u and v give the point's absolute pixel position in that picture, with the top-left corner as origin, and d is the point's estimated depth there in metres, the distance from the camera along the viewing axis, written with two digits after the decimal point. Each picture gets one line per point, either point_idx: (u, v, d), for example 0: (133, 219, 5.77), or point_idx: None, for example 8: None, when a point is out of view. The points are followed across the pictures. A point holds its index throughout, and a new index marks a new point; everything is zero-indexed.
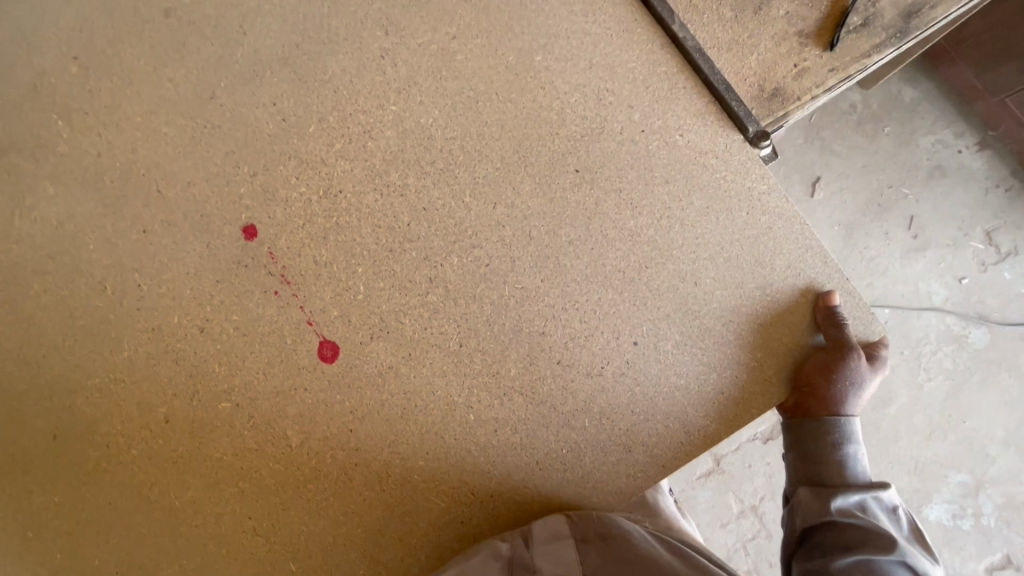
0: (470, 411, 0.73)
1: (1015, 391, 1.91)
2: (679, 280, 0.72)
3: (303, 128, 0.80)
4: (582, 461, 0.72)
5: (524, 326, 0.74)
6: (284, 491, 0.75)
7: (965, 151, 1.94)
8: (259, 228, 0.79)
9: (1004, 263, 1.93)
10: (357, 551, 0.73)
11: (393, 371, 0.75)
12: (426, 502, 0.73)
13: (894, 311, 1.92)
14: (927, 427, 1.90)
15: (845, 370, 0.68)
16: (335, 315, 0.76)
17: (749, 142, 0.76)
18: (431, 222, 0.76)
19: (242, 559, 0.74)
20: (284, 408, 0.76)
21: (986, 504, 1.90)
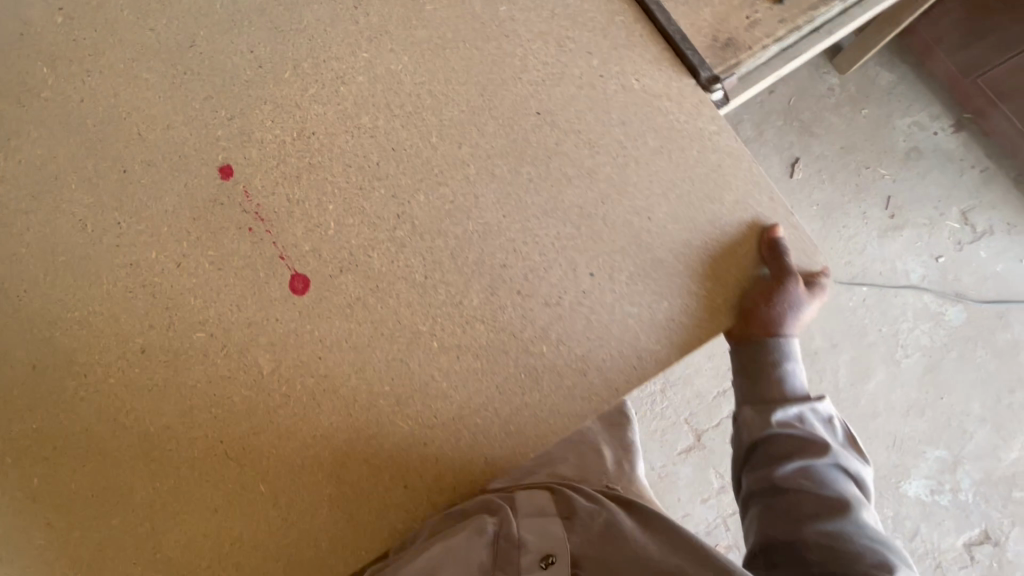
0: (435, 339, 0.77)
1: (991, 367, 1.93)
2: (633, 215, 0.76)
3: (278, 74, 0.83)
4: (540, 384, 0.76)
5: (486, 259, 0.77)
6: (256, 415, 0.78)
7: (941, 133, 2.00)
8: (235, 168, 0.82)
9: (980, 242, 1.97)
10: (325, 472, 0.77)
11: (361, 303, 0.78)
12: (391, 426, 0.77)
13: (871, 289, 1.95)
14: (905, 404, 1.92)
15: (785, 296, 0.72)
16: (307, 250, 0.80)
17: (702, 88, 0.80)
18: (400, 161, 0.80)
19: (215, 480, 0.77)
20: (256, 337, 0.79)
21: (965, 480, 1.90)
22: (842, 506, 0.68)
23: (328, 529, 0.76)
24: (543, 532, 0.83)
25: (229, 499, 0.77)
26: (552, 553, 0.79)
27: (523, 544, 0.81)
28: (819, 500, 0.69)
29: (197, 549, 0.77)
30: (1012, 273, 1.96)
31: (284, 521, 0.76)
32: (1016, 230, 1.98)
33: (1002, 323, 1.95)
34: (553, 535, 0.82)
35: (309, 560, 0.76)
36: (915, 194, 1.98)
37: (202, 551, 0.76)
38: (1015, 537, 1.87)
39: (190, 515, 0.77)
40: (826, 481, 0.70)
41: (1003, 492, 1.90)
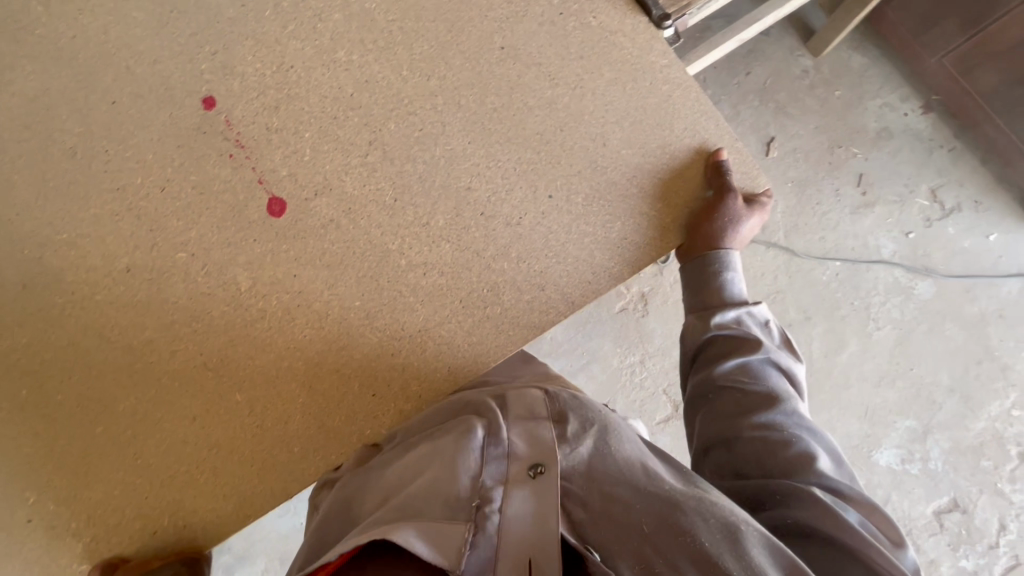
0: (402, 257, 0.82)
1: (959, 340, 1.99)
2: (589, 140, 0.83)
3: (260, 12, 0.88)
4: (500, 299, 0.81)
5: (452, 182, 0.83)
6: (232, 329, 0.82)
7: (911, 114, 2.07)
8: (217, 99, 0.87)
9: (948, 220, 2.04)
10: (296, 382, 0.81)
11: (334, 224, 0.83)
12: (360, 339, 0.81)
13: (845, 263, 2.01)
14: (877, 375, 1.97)
15: (725, 210, 0.81)
16: (284, 175, 0.85)
17: (654, 25, 0.86)
18: (373, 92, 0.85)
19: (193, 390, 0.81)
20: (235, 256, 0.84)
21: (934, 449, 1.95)
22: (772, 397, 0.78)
23: (300, 436, 0.81)
24: (534, 440, 0.79)
25: (206, 408, 0.81)
26: (541, 464, 0.75)
27: (513, 454, 0.78)
28: (752, 394, 0.79)
29: (177, 456, 0.81)
30: (978, 248, 2.02)
31: (259, 430, 0.81)
32: (982, 207, 2.05)
33: (970, 296, 2.01)
34: (543, 443, 0.78)
35: (283, 466, 0.80)
36: (888, 172, 2.05)
37: (181, 458, 0.80)
38: (982, 504, 1.92)
39: (170, 424, 0.81)
40: (760, 376, 0.80)
41: (972, 462, 1.94)
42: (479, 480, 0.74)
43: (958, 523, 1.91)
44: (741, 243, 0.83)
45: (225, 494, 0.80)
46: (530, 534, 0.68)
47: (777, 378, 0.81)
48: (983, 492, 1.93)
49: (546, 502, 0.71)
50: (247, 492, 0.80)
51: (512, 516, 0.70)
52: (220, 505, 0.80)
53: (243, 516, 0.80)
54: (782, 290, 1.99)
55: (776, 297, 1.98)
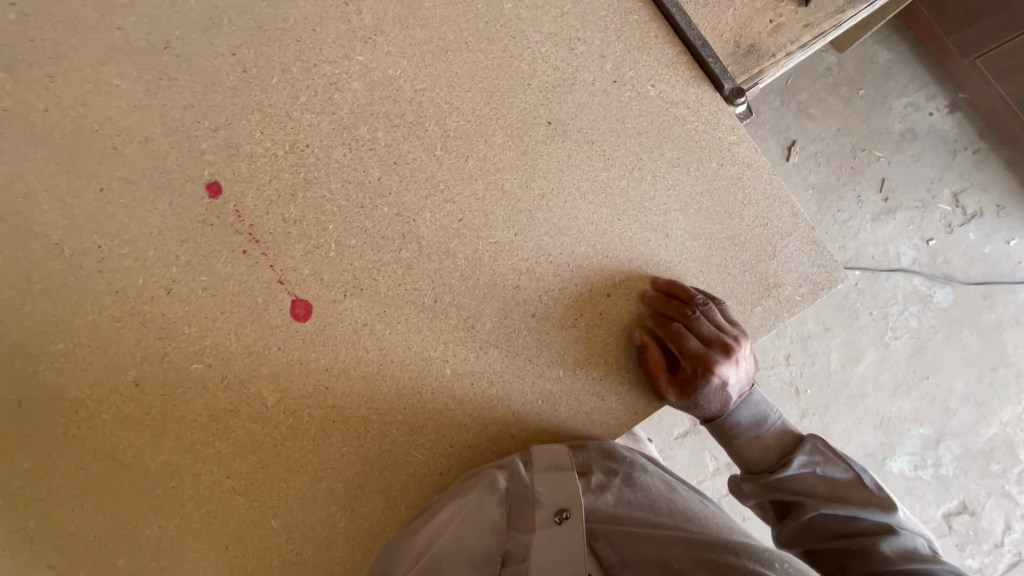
0: (446, 365, 0.78)
1: (974, 347, 1.83)
2: (652, 232, 0.83)
3: (266, 80, 0.78)
4: (556, 410, 0.80)
5: (498, 281, 0.80)
6: (263, 450, 0.75)
7: (936, 114, 1.92)
8: (223, 185, 0.76)
9: (970, 225, 1.88)
10: (334, 502, 0.76)
11: (368, 329, 0.77)
12: (404, 456, 0.77)
13: (864, 272, 1.83)
14: (894, 385, 1.78)
15: (670, 325, 0.79)
16: (307, 274, 0.77)
17: (726, 99, 0.88)
18: (402, 177, 0.79)
19: (223, 518, 0.74)
20: (257, 367, 0.75)
21: (946, 455, 1.78)
22: (859, 544, 0.71)
23: (340, 558, 0.75)
24: (559, 487, 0.69)
25: (239, 536, 0.74)
26: (566, 508, 0.67)
27: (536, 500, 0.69)
28: (837, 547, 0.72)
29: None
30: (999, 254, 1.88)
31: (300, 554, 0.75)
32: (1004, 212, 1.90)
33: (987, 303, 1.86)
34: (568, 490, 0.69)
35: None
36: (909, 176, 1.89)
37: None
38: (990, 508, 1.77)
39: (198, 554, 0.73)
40: (834, 522, 0.74)
41: (982, 465, 1.79)
42: (506, 533, 0.67)
43: (965, 524, 1.75)
44: (721, 396, 0.78)
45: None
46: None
47: (850, 514, 0.73)
48: (992, 496, 1.78)
49: (569, 555, 0.63)
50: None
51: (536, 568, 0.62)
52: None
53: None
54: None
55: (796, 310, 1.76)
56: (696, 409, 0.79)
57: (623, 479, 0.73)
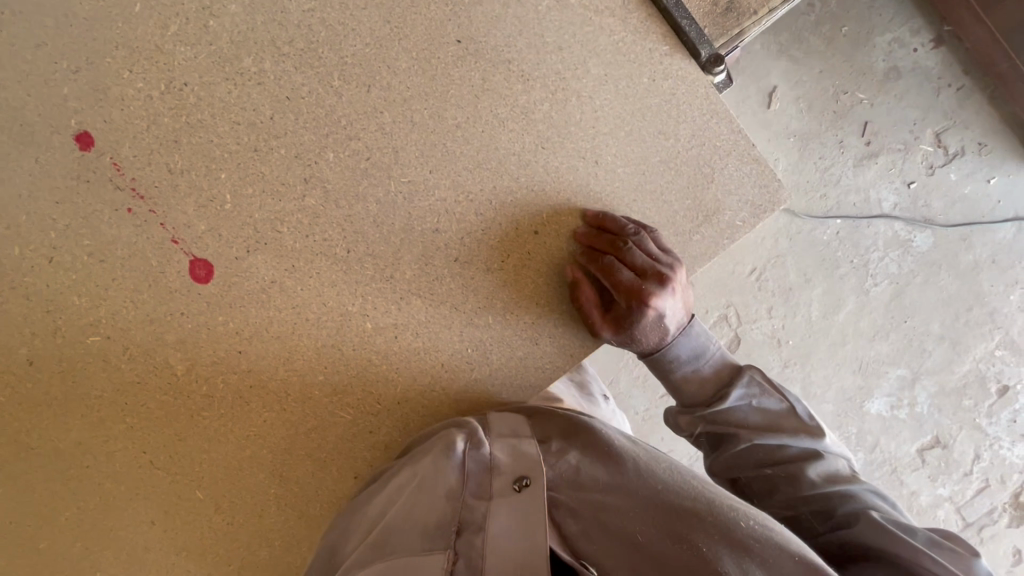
0: (367, 320, 0.70)
1: (950, 289, 1.60)
2: (578, 159, 0.77)
3: (127, 7, 0.63)
4: (488, 359, 0.74)
5: (416, 223, 0.71)
6: (178, 424, 0.65)
7: (921, 50, 1.64)
8: (93, 136, 0.63)
9: (952, 166, 1.63)
10: (269, 476, 0.68)
11: (279, 287, 0.67)
12: (333, 416, 0.69)
13: (845, 221, 1.60)
14: (872, 329, 1.58)
15: (624, 267, 0.71)
16: (203, 230, 0.65)
17: (704, 67, 0.82)
18: (300, 113, 0.68)
19: (146, 496, 0.65)
20: (160, 336, 0.64)
21: (923, 399, 1.58)
22: (787, 471, 0.68)
23: (281, 529, 0.69)
24: (516, 451, 0.61)
25: (165, 512, 0.65)
26: (525, 475, 0.58)
27: (496, 470, 0.59)
28: (764, 474, 0.69)
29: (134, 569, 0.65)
30: (979, 195, 1.62)
31: (234, 530, 0.67)
32: (987, 149, 1.64)
33: (965, 245, 1.61)
34: (527, 455, 0.60)
35: (263, 561, 0.68)
36: (891, 116, 1.63)
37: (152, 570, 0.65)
38: (960, 441, 1.58)
39: (125, 537, 0.65)
40: (779, 455, 0.69)
41: (955, 401, 1.59)
42: (462, 502, 0.57)
43: (936, 459, 1.58)
44: (654, 333, 0.72)
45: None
46: (509, 553, 0.51)
47: (781, 442, 0.69)
48: (962, 428, 1.59)
49: (528, 520, 0.54)
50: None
51: (493, 533, 0.53)
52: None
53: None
54: (783, 254, 1.58)
55: (778, 262, 1.58)
56: (635, 346, 0.73)
57: (574, 442, 0.63)
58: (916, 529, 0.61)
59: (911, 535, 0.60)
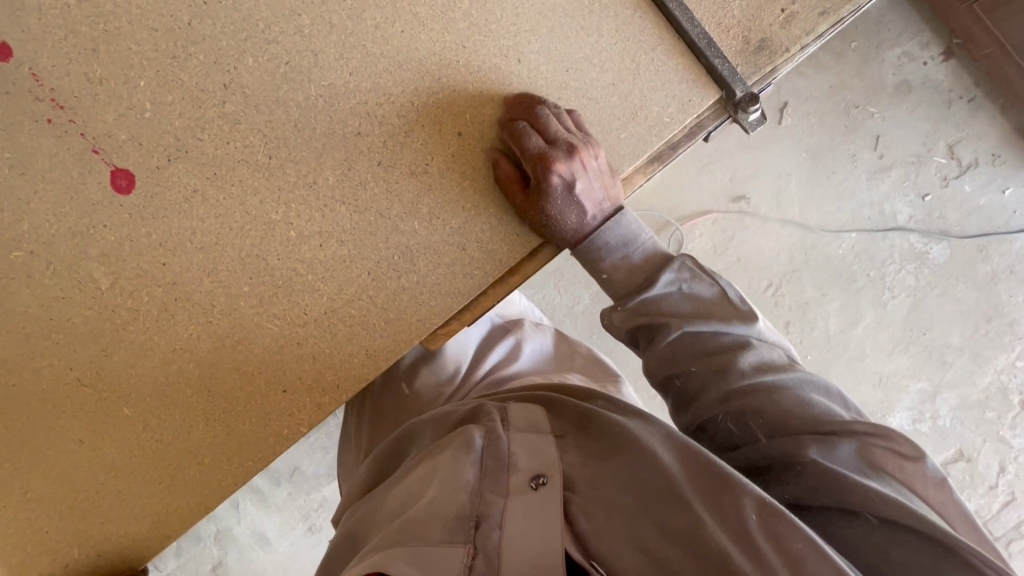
0: (292, 228, 0.62)
1: (969, 301, 1.49)
2: (501, 57, 0.67)
3: None
4: (415, 265, 0.65)
5: (337, 129, 0.62)
6: (103, 338, 0.57)
7: (930, 64, 1.50)
8: (12, 48, 0.55)
9: (966, 177, 1.50)
10: (195, 390, 0.60)
11: (202, 197, 0.59)
12: (261, 328, 0.61)
13: (860, 233, 1.47)
14: (892, 344, 1.47)
15: (535, 133, 0.64)
16: (125, 139, 0.58)
17: (737, 106, 0.72)
18: (216, 19, 0.59)
19: (71, 413, 0.57)
20: (85, 250, 0.57)
21: (944, 410, 1.48)
22: (718, 363, 0.61)
23: (211, 448, 0.60)
24: (534, 447, 0.57)
25: (92, 428, 0.58)
26: (543, 473, 0.54)
27: (512, 463, 0.55)
28: (697, 369, 0.62)
29: (55, 487, 0.57)
30: (996, 207, 1.50)
31: (161, 448, 0.59)
32: (1000, 160, 1.50)
33: (982, 256, 1.49)
34: (545, 453, 0.56)
35: (191, 480, 0.60)
36: (903, 130, 1.49)
37: (74, 488, 0.58)
38: (985, 455, 1.48)
39: (46, 450, 0.57)
40: (715, 342, 0.62)
41: (978, 414, 1.49)
42: (481, 492, 0.53)
43: (961, 472, 1.48)
44: (570, 210, 0.65)
45: (134, 515, 0.59)
46: (529, 550, 0.48)
47: (713, 329, 0.63)
48: (987, 441, 1.49)
49: (548, 518, 0.50)
50: (160, 510, 0.60)
51: (512, 528, 0.49)
52: (133, 527, 0.59)
53: (162, 536, 0.60)
54: (798, 269, 1.46)
55: (791, 277, 1.45)
56: (551, 228, 0.66)
57: (592, 442, 0.58)
58: (864, 449, 0.54)
59: (861, 467, 0.53)
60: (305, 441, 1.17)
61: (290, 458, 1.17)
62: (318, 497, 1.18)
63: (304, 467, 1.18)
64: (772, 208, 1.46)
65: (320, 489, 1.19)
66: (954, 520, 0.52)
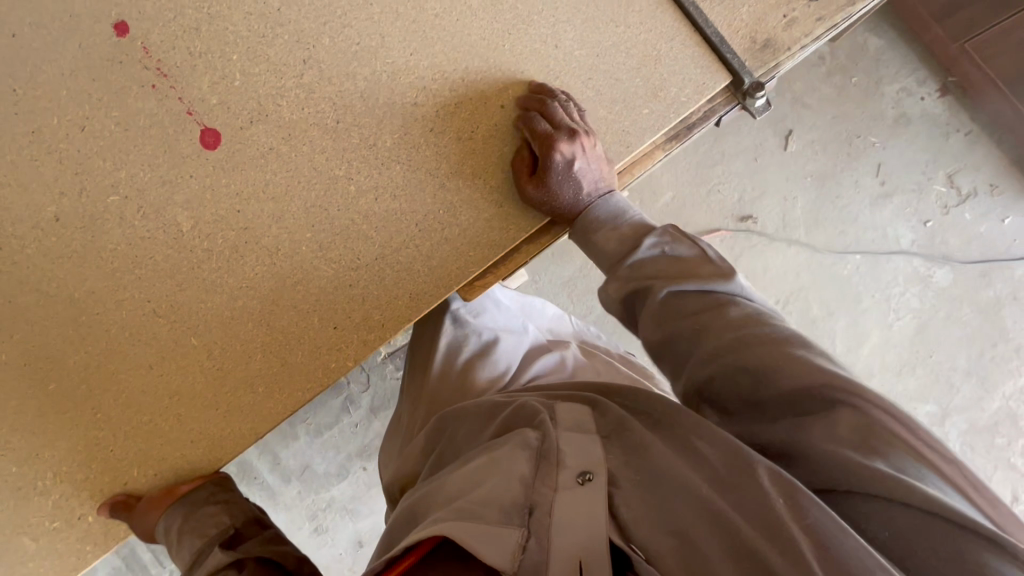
0: (352, 183, 0.65)
1: (974, 325, 1.50)
2: (541, 44, 0.71)
3: None
4: (457, 221, 0.67)
5: (397, 99, 0.66)
6: (181, 273, 0.60)
7: (926, 100, 1.52)
8: (129, 25, 0.60)
9: (965, 207, 1.52)
10: (256, 321, 0.62)
11: (277, 154, 0.63)
12: (322, 266, 0.63)
13: (864, 256, 1.49)
14: (899, 364, 1.48)
15: (543, 119, 0.67)
16: (216, 103, 0.62)
17: (744, 94, 0.75)
18: (302, 5, 0.65)
19: (149, 337, 0.60)
20: (171, 197, 0.61)
21: (952, 433, 1.48)
22: (701, 320, 0.57)
23: (265, 377, 0.62)
24: (582, 444, 0.55)
25: (166, 354, 0.60)
26: (589, 469, 0.52)
27: (560, 459, 0.53)
28: (683, 327, 0.58)
29: (126, 405, 0.59)
30: (995, 235, 1.51)
31: (222, 374, 0.61)
32: (997, 191, 1.53)
33: (985, 281, 1.51)
34: (591, 448, 0.54)
35: (246, 406, 0.62)
36: (902, 160, 1.51)
37: (143, 410, 0.59)
38: (996, 483, 1.47)
39: (121, 372, 0.59)
40: (700, 300, 0.59)
41: (987, 440, 1.48)
42: (534, 484, 0.52)
43: None
44: (569, 189, 0.67)
45: (189, 439, 0.61)
46: (577, 535, 0.47)
47: (696, 287, 0.60)
48: (996, 469, 1.47)
49: (594, 510, 0.49)
50: (214, 436, 0.61)
51: (561, 518, 0.49)
52: (189, 451, 0.61)
53: (212, 462, 0.62)
54: (805, 287, 1.47)
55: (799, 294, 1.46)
56: (549, 207, 0.68)
57: (634, 437, 0.55)
58: (857, 419, 0.46)
59: (859, 442, 0.45)
60: (318, 439, 1.18)
61: (302, 456, 1.17)
62: (326, 497, 1.18)
63: (314, 466, 1.18)
64: (777, 228, 1.47)
65: (329, 489, 1.18)
66: (967, 491, 0.43)
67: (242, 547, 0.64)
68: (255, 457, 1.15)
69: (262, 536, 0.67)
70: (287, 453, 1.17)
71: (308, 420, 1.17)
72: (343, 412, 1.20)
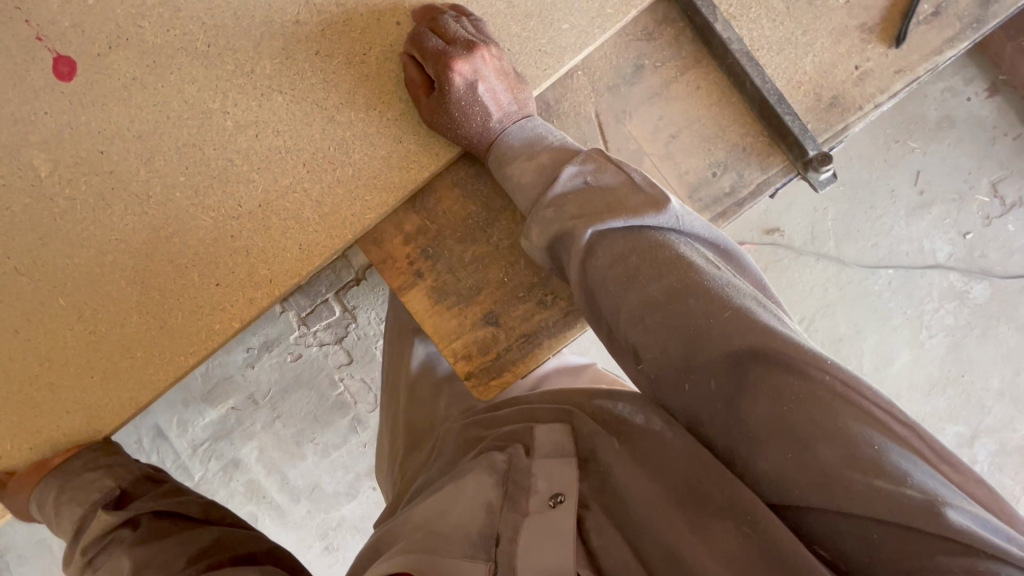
0: (228, 117, 0.68)
1: (1014, 343, 1.39)
2: None
3: None
4: (351, 158, 0.70)
5: (275, 16, 0.69)
6: (41, 227, 0.66)
7: (975, 100, 1.41)
8: None
9: (1010, 217, 1.40)
10: (128, 279, 0.67)
11: (140, 84, 0.67)
12: (196, 219, 0.68)
13: (898, 270, 1.40)
14: (927, 382, 1.39)
15: (433, 35, 0.67)
16: (67, 26, 0.66)
17: (811, 164, 0.73)
18: None
19: (11, 303, 0.65)
20: (24, 137, 0.65)
21: (979, 455, 1.39)
22: (631, 266, 0.52)
23: (142, 340, 0.67)
24: (553, 468, 0.52)
25: (27, 318, 0.65)
26: (561, 491, 0.49)
27: (529, 485, 0.51)
28: (612, 275, 0.53)
29: None
30: None
31: (96, 339, 0.67)
32: None
33: None
34: (563, 471, 0.51)
35: (123, 373, 0.67)
36: (944, 167, 1.41)
37: (9, 381, 0.65)
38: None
39: None
40: (631, 241, 0.53)
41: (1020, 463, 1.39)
42: (500, 513, 0.50)
43: None
44: (474, 112, 0.67)
45: (65, 411, 0.67)
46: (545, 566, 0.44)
47: (626, 224, 0.54)
48: None
49: (561, 539, 0.46)
50: (92, 405, 0.67)
51: (528, 546, 0.46)
52: (64, 424, 0.67)
53: (92, 432, 0.68)
54: (832, 304, 1.40)
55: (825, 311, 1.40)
56: (455, 130, 0.69)
57: (601, 460, 0.51)
58: (802, 396, 0.41)
59: (798, 435, 0.41)
60: (326, 459, 1.16)
61: (309, 475, 1.16)
62: (336, 516, 1.18)
63: (323, 485, 1.17)
64: (807, 242, 1.40)
65: (339, 508, 1.18)
66: (932, 461, 0.39)
67: (132, 504, 0.68)
68: (264, 477, 1.15)
69: (152, 491, 0.70)
70: (295, 472, 1.15)
71: (315, 440, 1.15)
72: (351, 432, 1.17)
